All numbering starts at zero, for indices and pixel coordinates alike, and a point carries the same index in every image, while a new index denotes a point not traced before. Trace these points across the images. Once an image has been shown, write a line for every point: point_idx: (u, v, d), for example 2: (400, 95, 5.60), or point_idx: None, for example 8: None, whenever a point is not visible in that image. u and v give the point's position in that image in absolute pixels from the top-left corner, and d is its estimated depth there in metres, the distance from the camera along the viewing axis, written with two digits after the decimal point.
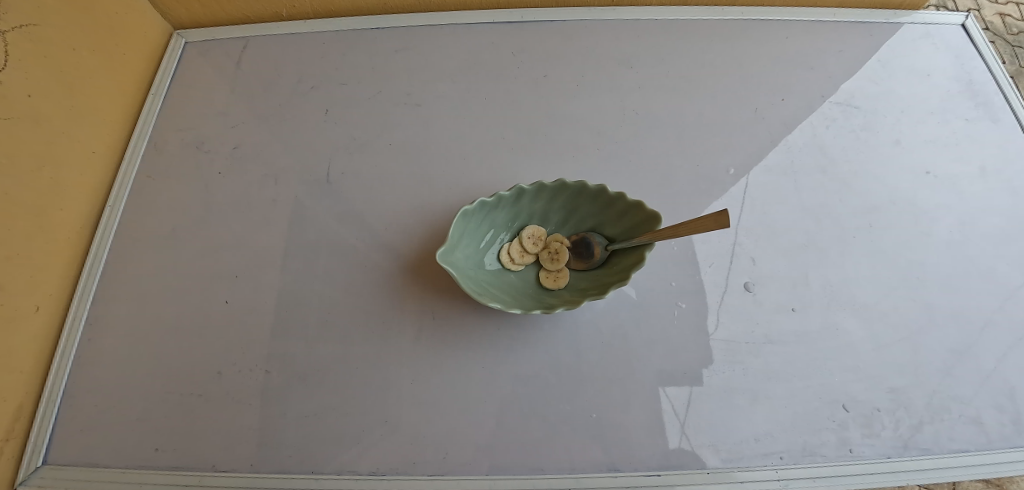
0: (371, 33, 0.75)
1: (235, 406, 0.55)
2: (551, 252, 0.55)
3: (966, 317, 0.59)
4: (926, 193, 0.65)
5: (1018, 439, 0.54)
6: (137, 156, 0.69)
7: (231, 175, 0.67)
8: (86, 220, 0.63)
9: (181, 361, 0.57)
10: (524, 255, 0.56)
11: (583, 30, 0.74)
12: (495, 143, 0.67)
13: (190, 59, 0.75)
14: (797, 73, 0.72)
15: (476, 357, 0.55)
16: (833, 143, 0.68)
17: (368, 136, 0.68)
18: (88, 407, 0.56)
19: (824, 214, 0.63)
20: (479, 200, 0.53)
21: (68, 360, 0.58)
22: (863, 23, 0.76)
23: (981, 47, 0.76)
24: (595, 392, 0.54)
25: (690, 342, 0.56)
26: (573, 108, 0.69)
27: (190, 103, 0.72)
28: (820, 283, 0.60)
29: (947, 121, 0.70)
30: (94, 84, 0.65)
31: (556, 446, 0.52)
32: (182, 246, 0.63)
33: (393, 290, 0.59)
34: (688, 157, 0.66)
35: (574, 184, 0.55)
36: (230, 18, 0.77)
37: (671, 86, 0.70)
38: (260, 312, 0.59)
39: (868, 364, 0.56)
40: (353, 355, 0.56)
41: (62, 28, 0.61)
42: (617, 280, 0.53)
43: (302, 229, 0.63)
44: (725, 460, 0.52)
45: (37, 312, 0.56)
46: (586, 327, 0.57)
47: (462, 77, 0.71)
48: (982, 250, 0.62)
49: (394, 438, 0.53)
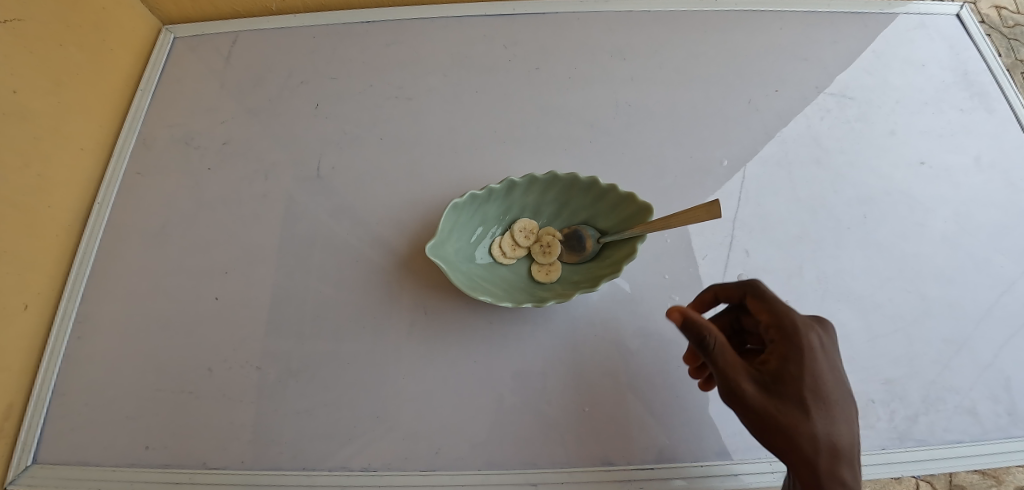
0: (362, 27, 0.74)
1: (226, 403, 0.55)
2: (542, 246, 0.54)
3: (961, 307, 0.59)
4: (920, 183, 0.65)
5: (1012, 429, 0.54)
6: (126, 153, 0.68)
7: (222, 171, 0.66)
8: (75, 217, 0.63)
9: (172, 358, 0.57)
10: (515, 248, 0.55)
11: (575, 22, 0.73)
12: (487, 137, 0.66)
13: (179, 54, 0.74)
14: (792, 64, 0.71)
15: (468, 351, 0.55)
16: (828, 134, 0.67)
17: (360, 130, 0.68)
18: (79, 405, 0.56)
19: (819, 205, 0.63)
20: (470, 192, 0.52)
21: (58, 358, 0.57)
22: (857, 14, 0.76)
23: (976, 37, 0.75)
24: (588, 386, 0.54)
25: (684, 335, 0.56)
26: (566, 100, 0.68)
27: (180, 98, 0.71)
28: (814, 275, 0.59)
29: (942, 111, 0.70)
30: (82, 80, 0.64)
31: (549, 440, 0.52)
32: (172, 242, 0.63)
33: (384, 285, 0.59)
34: (682, 150, 0.65)
35: (566, 177, 0.54)
36: (220, 13, 0.76)
37: (665, 78, 0.70)
38: (252, 309, 0.59)
39: (863, 355, 0.56)
40: (345, 351, 0.56)
41: (47, 24, 0.60)
42: (609, 272, 0.52)
43: (293, 224, 0.63)
44: (719, 453, 0.52)
45: (26, 310, 0.56)
46: (579, 321, 0.56)
47: (454, 70, 0.71)
48: (977, 241, 0.62)
49: (386, 433, 0.52)
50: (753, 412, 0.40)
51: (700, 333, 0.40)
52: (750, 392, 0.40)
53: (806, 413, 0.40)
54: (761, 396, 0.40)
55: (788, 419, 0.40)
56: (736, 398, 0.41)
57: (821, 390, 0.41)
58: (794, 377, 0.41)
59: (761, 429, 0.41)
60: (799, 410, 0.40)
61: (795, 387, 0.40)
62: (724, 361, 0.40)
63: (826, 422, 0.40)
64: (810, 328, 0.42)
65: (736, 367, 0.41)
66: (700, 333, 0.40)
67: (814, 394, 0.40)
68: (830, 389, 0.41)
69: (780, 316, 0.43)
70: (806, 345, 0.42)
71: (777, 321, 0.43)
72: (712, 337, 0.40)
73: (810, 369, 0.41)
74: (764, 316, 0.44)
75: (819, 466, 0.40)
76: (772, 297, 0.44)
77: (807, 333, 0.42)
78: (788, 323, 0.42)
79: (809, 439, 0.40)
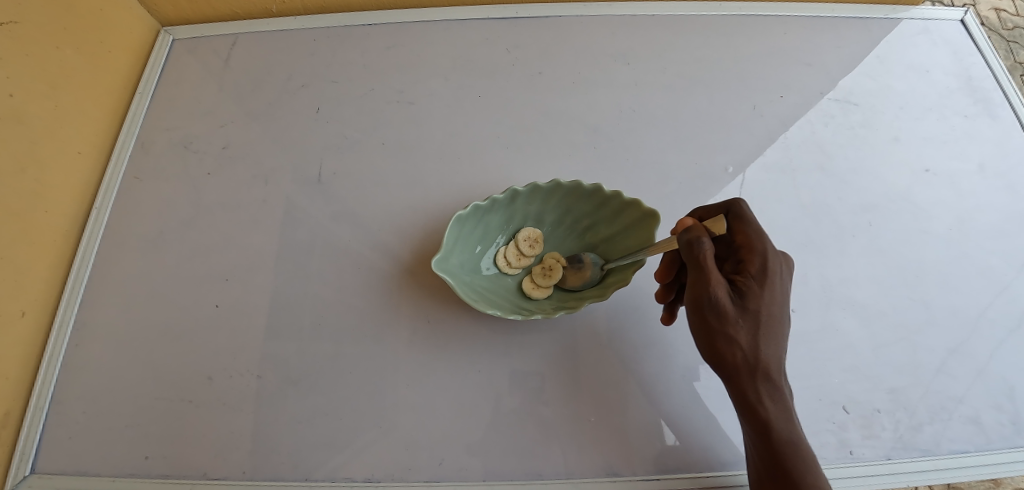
0: (362, 30, 0.73)
1: (226, 412, 0.54)
2: (543, 268, 0.54)
3: (965, 315, 0.58)
4: (924, 190, 0.65)
5: (1016, 439, 0.54)
6: (124, 157, 0.67)
7: (221, 176, 0.66)
8: (72, 222, 0.62)
9: (171, 366, 0.56)
10: (522, 260, 0.55)
11: (578, 26, 0.73)
12: (489, 142, 0.66)
13: (177, 57, 0.74)
14: (796, 69, 0.71)
15: (471, 360, 0.55)
16: (832, 140, 0.67)
17: (361, 134, 0.67)
18: (76, 414, 0.55)
19: (823, 213, 0.63)
20: (473, 204, 0.52)
21: (56, 365, 0.57)
22: (861, 18, 0.75)
23: (980, 43, 0.75)
24: (592, 396, 0.53)
25: (688, 343, 0.56)
26: (569, 105, 0.68)
27: (179, 101, 0.71)
28: (818, 283, 0.59)
29: (945, 117, 0.70)
30: (79, 83, 0.63)
31: (553, 450, 0.51)
32: (171, 248, 0.62)
33: (386, 293, 0.58)
34: (686, 156, 0.65)
35: (569, 184, 0.53)
36: (218, 15, 0.75)
37: (668, 83, 0.69)
38: (252, 316, 0.58)
39: (867, 364, 0.56)
40: (347, 359, 0.55)
41: (44, 26, 0.60)
42: (616, 281, 0.53)
43: (294, 230, 0.62)
44: (724, 463, 0.51)
45: (23, 317, 0.55)
46: (583, 329, 0.56)
47: (456, 74, 0.70)
48: (981, 248, 0.62)
49: (389, 443, 0.52)
50: (713, 314, 0.43)
51: (698, 237, 0.43)
52: (721, 298, 0.42)
53: (755, 326, 0.43)
54: (727, 301, 0.42)
55: (741, 329, 0.43)
56: (701, 301, 0.43)
57: (772, 310, 0.44)
58: (755, 293, 0.44)
59: (714, 331, 0.43)
60: (750, 322, 0.43)
61: (754, 302, 0.43)
62: (705, 266, 0.42)
63: (771, 338, 0.43)
64: (774, 254, 0.45)
65: (714, 276, 0.42)
66: (695, 236, 0.42)
67: (768, 312, 0.43)
68: (781, 311, 0.44)
69: (752, 240, 0.46)
70: (767, 267, 0.45)
71: (749, 244, 0.46)
72: (705, 240, 0.42)
73: (768, 288, 0.44)
74: (740, 238, 0.47)
75: (756, 376, 0.43)
76: (750, 221, 0.48)
77: (771, 257, 0.45)
78: (755, 246, 0.45)
79: (753, 350, 0.43)
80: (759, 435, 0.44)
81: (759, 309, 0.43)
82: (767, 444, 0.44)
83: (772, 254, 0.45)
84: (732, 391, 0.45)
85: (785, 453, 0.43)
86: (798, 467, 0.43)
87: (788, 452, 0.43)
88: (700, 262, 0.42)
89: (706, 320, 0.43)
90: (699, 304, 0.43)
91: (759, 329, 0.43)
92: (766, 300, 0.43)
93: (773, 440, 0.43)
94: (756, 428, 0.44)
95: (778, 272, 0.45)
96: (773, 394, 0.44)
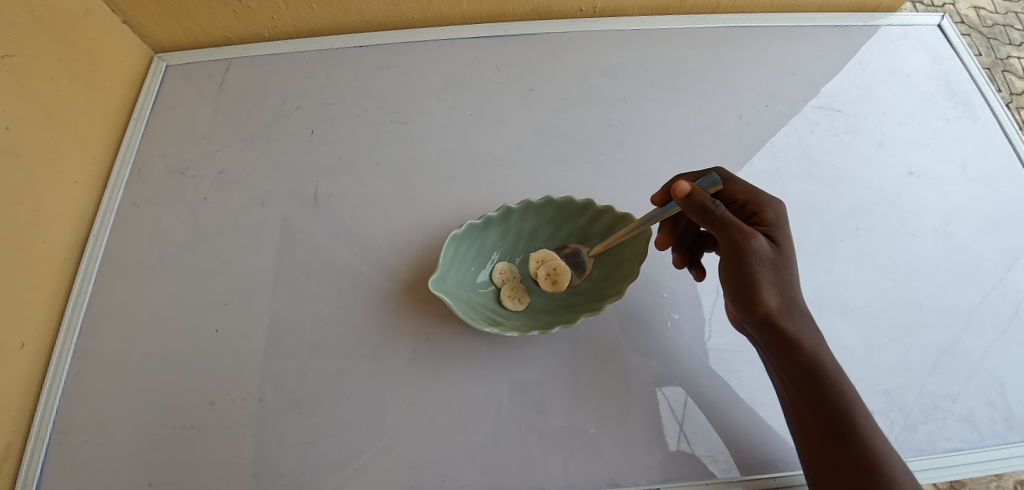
0: (355, 52, 0.74)
1: (230, 436, 0.54)
2: None
3: (953, 311, 0.60)
4: (910, 192, 0.67)
5: (1011, 435, 0.55)
6: (121, 183, 0.68)
7: (218, 200, 0.66)
8: (70, 251, 0.62)
9: (173, 391, 0.57)
10: (539, 270, 0.56)
11: (567, 43, 0.74)
12: (483, 159, 0.67)
13: (172, 83, 0.75)
14: (781, 79, 0.73)
15: (471, 376, 0.56)
16: (817, 147, 0.69)
17: (356, 155, 0.68)
18: (77, 444, 0.55)
19: (812, 218, 0.64)
20: (468, 223, 0.54)
21: (56, 394, 0.56)
22: (840, 27, 0.77)
23: (958, 47, 0.77)
24: (591, 407, 0.54)
25: (684, 352, 0.57)
26: (560, 121, 0.69)
27: (175, 127, 0.71)
28: (810, 288, 0.60)
29: (927, 120, 0.72)
30: (76, 113, 0.64)
31: (554, 462, 0.52)
32: (170, 274, 0.63)
33: (386, 313, 0.59)
34: (675, 168, 0.66)
35: (561, 199, 0.57)
36: (211, 40, 0.76)
37: (656, 96, 0.71)
38: (252, 340, 0.58)
39: (860, 367, 0.56)
40: (348, 380, 0.56)
41: (41, 56, 0.60)
42: (612, 292, 0.55)
43: (292, 253, 0.63)
44: (725, 470, 0.52)
45: (23, 348, 0.55)
46: (581, 342, 0.57)
47: (448, 93, 0.71)
48: (968, 247, 0.64)
49: (391, 461, 0.52)
50: (753, 261, 0.46)
51: (706, 201, 0.46)
52: (760, 246, 0.46)
53: (784, 269, 0.47)
54: (764, 246, 0.46)
55: (774, 272, 0.46)
56: (743, 255, 0.46)
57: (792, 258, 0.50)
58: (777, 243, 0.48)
59: (755, 280, 0.46)
60: (780, 281, 0.46)
61: (780, 250, 0.47)
62: (733, 218, 0.46)
63: (795, 287, 0.47)
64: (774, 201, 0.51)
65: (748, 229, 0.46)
66: (708, 201, 0.46)
67: (795, 260, 0.48)
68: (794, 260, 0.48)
69: (753, 195, 0.52)
70: (777, 216, 0.50)
71: (753, 198, 0.51)
72: (719, 204, 0.46)
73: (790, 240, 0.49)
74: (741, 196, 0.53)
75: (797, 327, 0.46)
76: (738, 183, 0.54)
77: (774, 205, 0.50)
78: (761, 200, 0.51)
79: (783, 286, 0.46)
80: (828, 402, 0.45)
81: (786, 260, 0.47)
82: (835, 408, 0.44)
83: (773, 202, 0.51)
84: (781, 347, 0.47)
85: (856, 406, 0.45)
86: (870, 434, 0.43)
87: (865, 415, 0.45)
88: (723, 218, 0.46)
89: (745, 273, 0.46)
90: (740, 254, 0.46)
91: (789, 274, 0.47)
92: (792, 250, 0.48)
93: (842, 390, 0.45)
94: (831, 389, 0.45)
95: (772, 203, 0.51)
96: (807, 328, 0.47)
